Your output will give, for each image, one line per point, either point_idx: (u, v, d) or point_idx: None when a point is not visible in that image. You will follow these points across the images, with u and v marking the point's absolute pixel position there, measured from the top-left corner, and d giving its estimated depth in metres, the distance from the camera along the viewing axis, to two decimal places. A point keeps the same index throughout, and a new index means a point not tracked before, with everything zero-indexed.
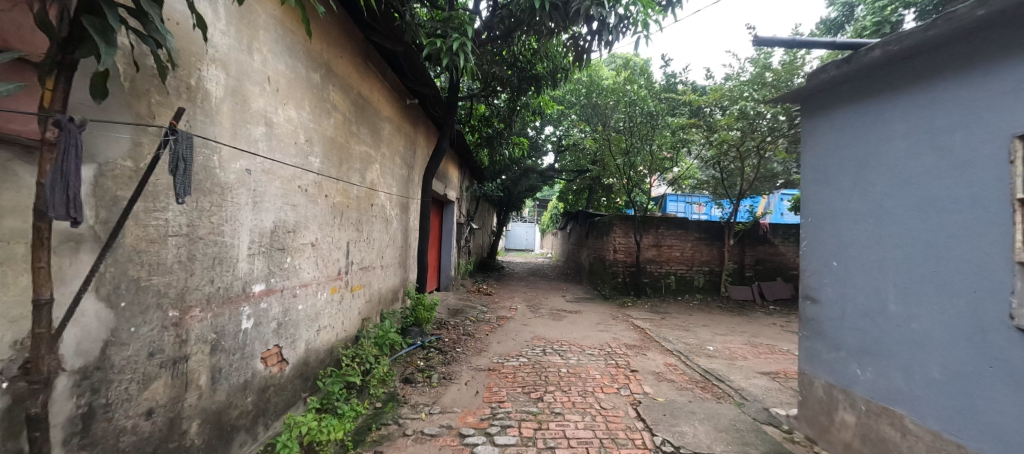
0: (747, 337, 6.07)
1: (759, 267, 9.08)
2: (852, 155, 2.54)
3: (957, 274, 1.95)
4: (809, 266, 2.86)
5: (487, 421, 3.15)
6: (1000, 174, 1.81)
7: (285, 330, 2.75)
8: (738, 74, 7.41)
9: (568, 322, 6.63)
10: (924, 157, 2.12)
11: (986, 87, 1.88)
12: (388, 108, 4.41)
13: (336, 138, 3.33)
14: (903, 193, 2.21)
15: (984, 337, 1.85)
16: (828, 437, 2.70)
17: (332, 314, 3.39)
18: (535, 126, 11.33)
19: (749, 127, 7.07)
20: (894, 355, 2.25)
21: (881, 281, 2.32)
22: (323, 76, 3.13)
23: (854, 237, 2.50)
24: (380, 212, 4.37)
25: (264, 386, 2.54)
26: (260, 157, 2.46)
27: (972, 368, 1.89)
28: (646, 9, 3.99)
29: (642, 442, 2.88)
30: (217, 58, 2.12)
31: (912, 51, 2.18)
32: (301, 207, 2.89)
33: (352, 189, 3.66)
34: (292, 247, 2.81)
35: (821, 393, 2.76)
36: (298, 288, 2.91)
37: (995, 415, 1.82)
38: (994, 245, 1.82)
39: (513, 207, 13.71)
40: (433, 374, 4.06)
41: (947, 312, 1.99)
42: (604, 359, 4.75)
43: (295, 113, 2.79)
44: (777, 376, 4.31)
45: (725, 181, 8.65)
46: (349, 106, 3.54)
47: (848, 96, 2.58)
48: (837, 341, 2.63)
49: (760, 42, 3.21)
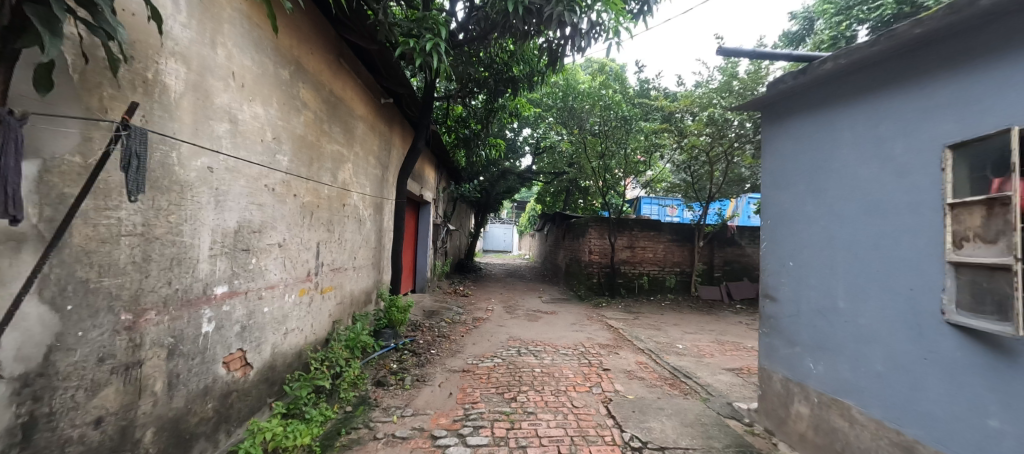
0: (714, 335, 6.30)
1: (728, 268, 9.41)
2: (808, 161, 2.68)
3: (898, 273, 2.09)
4: (768, 266, 3.01)
5: (460, 422, 3.15)
6: (934, 180, 1.95)
7: (250, 334, 2.67)
8: (707, 82, 7.67)
9: (544, 323, 6.70)
10: (871, 164, 2.26)
11: (924, 100, 2.02)
12: (362, 107, 4.34)
13: (306, 137, 3.25)
14: (852, 197, 2.35)
15: (920, 331, 1.98)
16: (784, 428, 2.84)
17: (300, 317, 3.31)
18: (512, 129, 11.39)
19: (718, 133, 7.35)
20: (844, 348, 2.39)
21: (832, 280, 2.46)
22: (293, 73, 3.06)
23: (809, 238, 2.64)
24: (353, 213, 4.29)
25: (226, 391, 2.45)
26: (223, 154, 2.38)
27: (909, 361, 2.03)
28: (617, 17, 4.09)
29: (611, 439, 2.95)
30: (177, 52, 2.05)
31: (858, 65, 2.31)
32: (267, 206, 2.81)
33: (323, 189, 3.59)
34: (257, 248, 2.72)
35: (778, 386, 2.90)
36: (264, 290, 2.82)
37: (928, 403, 1.96)
38: (928, 247, 1.95)
39: (491, 208, 13.69)
40: (406, 376, 4.02)
41: (888, 308, 2.13)
42: (578, 358, 4.82)
43: (261, 110, 2.71)
44: (741, 372, 4.50)
45: (695, 185, 8.94)
46: (320, 104, 3.46)
47: (804, 105, 2.72)
48: (793, 336, 2.77)
49: (726, 53, 3.35)
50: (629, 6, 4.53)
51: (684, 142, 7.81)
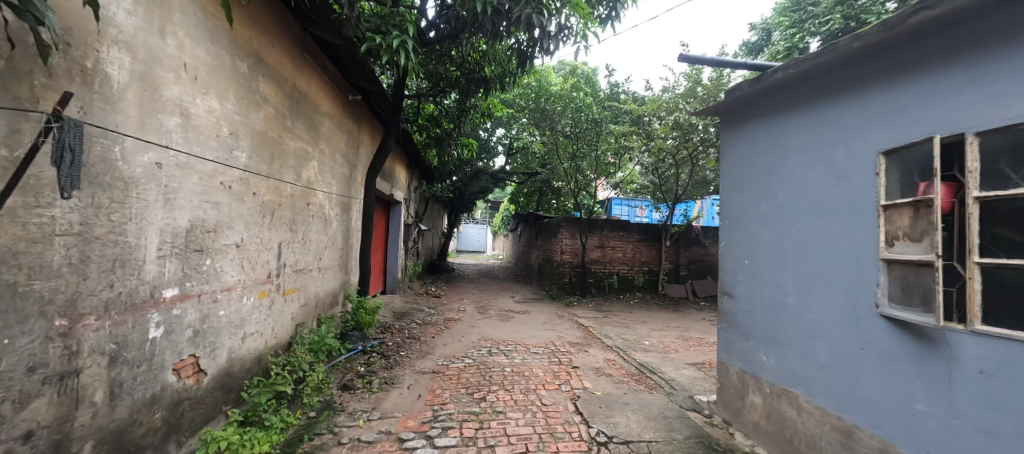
0: (679, 331, 6.52)
1: (693, 267, 9.76)
2: (761, 165, 2.83)
3: (839, 269, 2.23)
4: (726, 264, 3.15)
5: (428, 424, 3.12)
6: (870, 183, 2.10)
7: (204, 339, 2.54)
8: (673, 87, 7.95)
9: (516, 323, 6.74)
10: (816, 168, 2.41)
11: (862, 109, 2.18)
12: (328, 103, 4.21)
13: (266, 133, 3.13)
14: (800, 199, 2.50)
15: (857, 323, 2.13)
16: (740, 418, 2.98)
17: (260, 320, 3.17)
18: (485, 128, 11.39)
19: (683, 137, 7.62)
20: (793, 341, 2.53)
21: (783, 277, 2.61)
22: (253, 66, 2.94)
23: (763, 237, 2.79)
24: (318, 212, 4.16)
25: (177, 400, 2.32)
26: (173, 149, 2.25)
27: (850, 351, 2.17)
28: (584, 21, 4.16)
29: (578, 435, 2.99)
30: (121, 40, 1.94)
31: (805, 75, 2.46)
32: (223, 205, 2.68)
33: (285, 187, 3.46)
34: (212, 249, 2.59)
35: (735, 379, 3.05)
36: (220, 292, 2.69)
37: (866, 390, 2.10)
38: (865, 245, 2.10)
39: (464, 208, 13.62)
40: (374, 379, 3.94)
41: (831, 301, 2.27)
42: (548, 357, 4.87)
43: (216, 104, 2.59)
44: (703, 366, 4.68)
45: (663, 186, 9.21)
46: (282, 99, 3.34)
47: (759, 111, 2.86)
48: (748, 331, 2.91)
49: (690, 59, 3.48)
50: (596, 11, 4.63)
51: (651, 144, 8.04)
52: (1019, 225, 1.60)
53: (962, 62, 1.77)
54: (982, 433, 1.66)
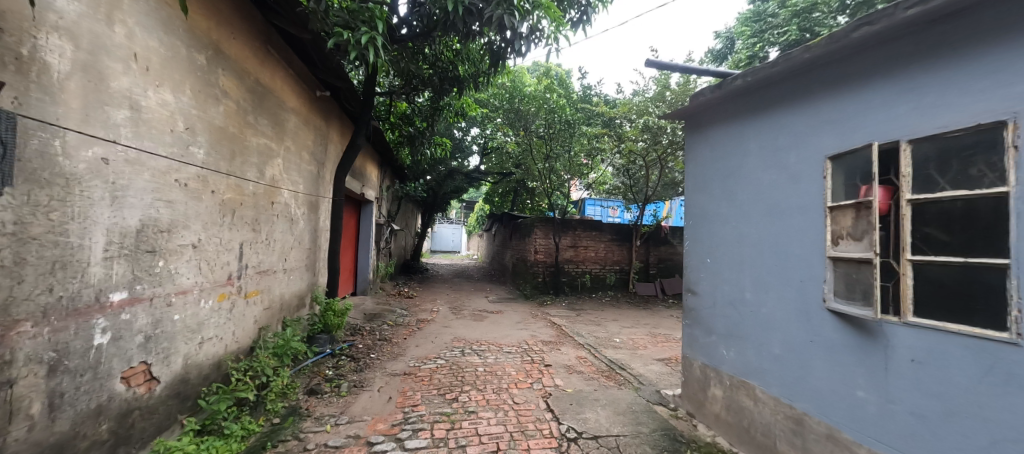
0: (649, 328, 6.71)
1: (661, 266, 10.07)
2: (722, 168, 2.95)
3: (791, 267, 2.37)
4: (690, 262, 3.27)
5: (398, 426, 3.07)
6: (818, 186, 2.24)
7: (156, 345, 2.41)
8: (643, 91, 8.16)
9: (489, 322, 6.74)
10: (771, 171, 2.54)
11: (812, 116, 2.31)
12: (294, 98, 4.08)
13: (226, 128, 2.99)
14: (757, 200, 2.63)
15: (807, 317, 2.26)
16: (702, 410, 3.10)
17: (220, 324, 3.03)
18: (459, 127, 11.33)
19: (653, 139, 7.85)
20: (750, 335, 2.66)
21: (742, 274, 2.73)
22: (211, 58, 2.80)
23: (724, 236, 2.91)
24: (283, 211, 4.02)
25: (126, 410, 2.20)
26: (122, 144, 2.13)
27: (801, 344, 2.30)
28: (555, 24, 4.20)
29: (549, 432, 3.03)
30: (62, 27, 1.82)
31: (762, 83, 2.58)
32: (178, 203, 2.55)
33: (247, 185, 3.31)
34: (165, 250, 2.46)
35: (698, 372, 3.17)
36: (174, 296, 2.56)
37: (814, 380, 2.23)
38: (814, 244, 2.24)
39: (438, 208, 13.50)
40: (343, 383, 3.84)
41: (784, 297, 2.40)
42: (521, 356, 4.90)
43: (171, 97, 2.46)
44: (670, 361, 4.84)
45: (634, 187, 9.42)
46: (243, 93, 3.20)
47: (721, 116, 2.98)
48: (710, 326, 3.04)
49: (658, 65, 3.58)
50: (568, 14, 4.69)
51: (621, 146, 8.37)
52: (945, 225, 1.74)
53: (900, 75, 1.90)
54: (914, 416, 1.81)
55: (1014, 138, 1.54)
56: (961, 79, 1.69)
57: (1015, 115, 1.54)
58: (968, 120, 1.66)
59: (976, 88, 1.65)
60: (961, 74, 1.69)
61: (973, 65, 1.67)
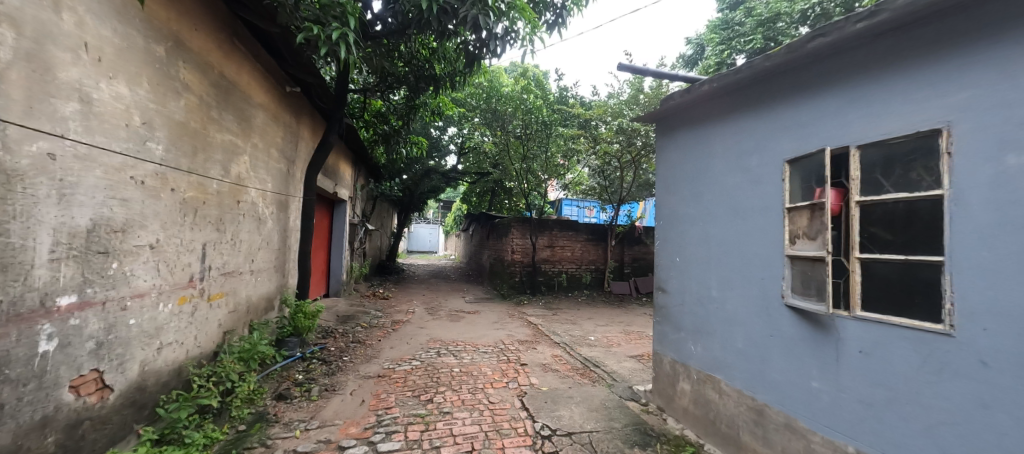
0: (623, 326, 6.85)
1: (636, 265, 10.30)
2: (691, 170, 3.05)
3: (753, 265, 2.47)
4: (661, 262, 3.36)
5: (370, 429, 3.02)
6: (777, 188, 2.35)
7: (110, 351, 2.28)
8: (618, 94, 8.35)
9: (465, 322, 6.72)
10: (736, 173, 2.64)
11: (772, 122, 2.41)
12: (262, 94, 3.94)
13: (188, 124, 2.87)
14: (722, 201, 2.73)
15: (767, 312, 2.37)
16: (672, 405, 3.19)
17: (180, 328, 2.90)
18: (436, 126, 11.23)
19: (627, 141, 8.04)
20: (716, 331, 2.76)
21: (708, 272, 2.83)
22: (171, 50, 2.68)
23: (692, 236, 3.00)
24: (250, 210, 3.88)
25: (75, 421, 2.08)
26: (70, 139, 2.02)
27: (762, 338, 2.41)
28: (530, 26, 4.22)
29: (523, 430, 3.05)
30: (2, 12, 1.72)
31: (726, 89, 2.68)
32: (135, 202, 2.43)
33: (210, 183, 3.18)
34: (120, 250, 2.34)
35: (667, 368, 3.26)
36: (130, 299, 2.43)
37: (774, 372, 2.34)
38: (773, 243, 2.34)
39: (414, 207, 13.33)
40: (313, 386, 3.74)
41: (747, 294, 2.51)
42: (496, 355, 4.91)
43: (126, 90, 2.34)
44: (643, 358, 4.95)
45: (609, 188, 9.59)
46: (207, 87, 3.08)
47: (689, 120, 3.07)
48: (679, 323, 3.13)
49: (630, 69, 3.66)
50: (543, 17, 4.73)
51: (597, 147, 8.54)
52: (889, 225, 1.86)
53: (850, 84, 2.02)
54: (861, 404, 1.92)
55: (947, 144, 1.67)
56: (902, 89, 1.81)
57: (948, 124, 1.67)
58: (907, 128, 1.79)
59: (915, 98, 1.77)
60: (903, 85, 1.82)
61: (912, 77, 1.79)
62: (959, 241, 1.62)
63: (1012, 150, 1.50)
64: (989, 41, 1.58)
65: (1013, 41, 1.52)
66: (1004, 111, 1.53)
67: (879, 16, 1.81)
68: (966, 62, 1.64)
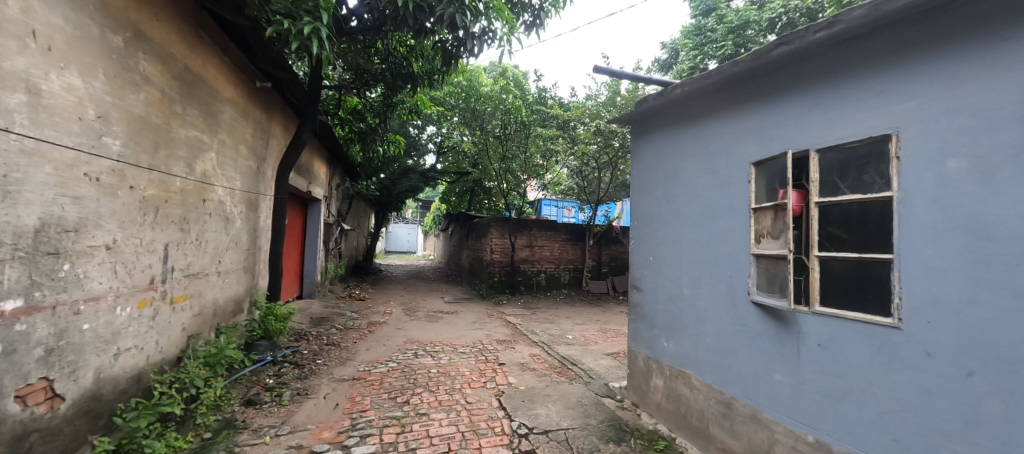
0: (600, 324, 6.94)
1: (613, 264, 10.46)
2: (664, 171, 3.12)
3: (722, 263, 2.55)
4: (635, 261, 3.42)
5: (344, 433, 2.96)
6: (743, 190, 2.43)
7: (61, 358, 2.15)
8: (596, 96, 8.50)
9: (444, 323, 6.67)
10: (705, 175, 2.72)
11: (739, 125, 2.50)
12: (230, 89, 3.80)
13: (149, 118, 2.73)
14: (693, 202, 2.81)
15: (735, 309, 2.45)
16: (646, 400, 3.26)
17: (140, 333, 2.75)
18: (414, 125, 11.09)
19: (605, 143, 8.19)
20: (687, 327, 2.83)
21: (680, 271, 2.91)
22: (130, 40, 2.55)
23: (665, 235, 3.07)
24: (217, 209, 3.73)
25: (21, 433, 1.95)
26: (15, 133, 1.90)
27: (730, 334, 2.49)
28: (508, 26, 4.22)
29: (501, 429, 3.05)
30: None
31: (697, 93, 2.76)
32: (89, 200, 2.30)
33: (173, 181, 3.04)
34: (72, 251, 2.21)
35: (642, 364, 3.33)
36: (84, 303, 2.30)
37: (741, 366, 2.42)
38: (740, 242, 2.43)
39: (391, 207, 13.12)
40: (285, 391, 3.64)
41: (716, 291, 2.59)
42: (475, 355, 4.89)
43: (79, 82, 2.22)
44: (619, 355, 5.04)
45: (587, 189, 9.72)
46: (170, 80, 2.95)
47: (663, 123, 3.14)
48: (652, 320, 3.20)
49: (607, 71, 3.71)
50: (521, 18, 4.75)
51: (575, 148, 8.66)
52: (845, 225, 1.95)
53: (810, 91, 2.11)
54: (820, 395, 2.02)
55: (896, 149, 1.77)
56: (858, 97, 1.91)
57: (897, 130, 1.77)
58: (861, 133, 1.89)
59: (868, 106, 1.87)
60: (857, 92, 1.91)
61: (866, 85, 1.88)
62: (907, 240, 1.72)
63: (952, 155, 1.61)
64: (932, 53, 1.69)
65: (954, 53, 1.63)
66: (946, 118, 1.63)
67: (836, 27, 1.90)
68: (913, 72, 1.74)
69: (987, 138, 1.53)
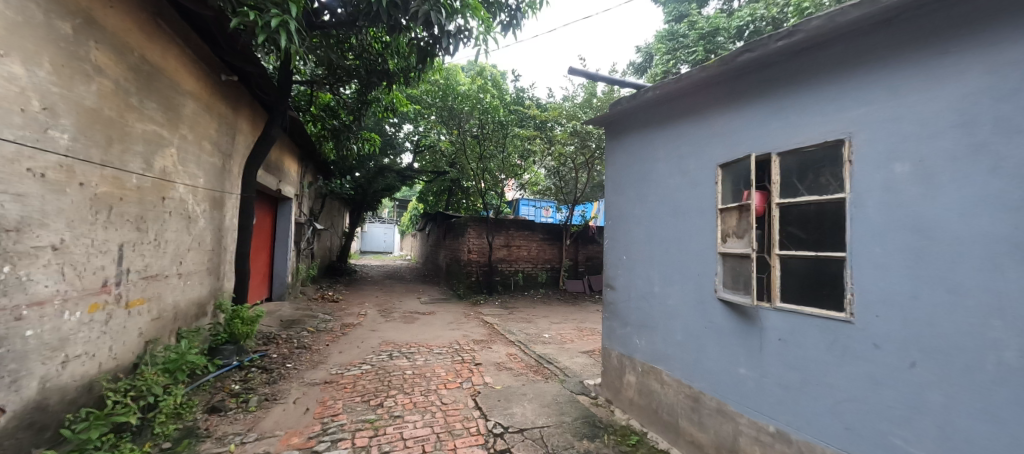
0: (576, 323, 7.03)
1: (589, 263, 10.61)
2: (636, 172, 3.18)
3: (690, 261, 2.62)
4: (609, 260, 3.48)
5: (315, 439, 2.87)
6: (711, 190, 2.51)
7: (3, 366, 2.02)
8: (573, 97, 8.59)
9: (420, 324, 6.59)
10: (675, 176, 2.80)
11: (707, 128, 2.57)
12: (192, 82, 3.62)
13: (102, 111, 2.59)
14: (664, 202, 2.88)
15: (703, 306, 2.52)
16: (619, 397, 3.32)
17: (92, 339, 2.59)
18: (390, 123, 10.90)
19: (582, 144, 8.31)
20: (658, 324, 2.90)
21: (651, 270, 2.97)
22: (80, 28, 2.40)
23: (637, 235, 3.13)
24: (178, 208, 3.56)
25: None
26: None
27: (698, 330, 2.56)
28: (484, 25, 4.20)
29: (476, 429, 3.04)
30: None
31: (668, 96, 2.82)
32: (33, 197, 2.16)
33: (129, 177, 2.88)
34: (14, 252, 2.07)
35: (615, 361, 3.38)
36: (28, 307, 2.16)
37: (708, 361, 2.49)
38: (708, 241, 2.51)
39: (366, 207, 12.85)
40: (252, 397, 3.50)
41: (685, 288, 2.66)
42: (451, 356, 4.85)
43: (21, 71, 2.08)
44: (594, 353, 5.11)
45: (564, 189, 9.81)
46: (127, 71, 2.79)
47: (635, 125, 3.20)
48: (625, 318, 3.26)
49: (582, 73, 3.75)
50: (498, 17, 4.74)
51: (552, 149, 8.73)
52: (803, 225, 2.04)
53: (772, 97, 2.19)
54: (780, 387, 2.10)
55: (849, 153, 1.87)
56: (815, 102, 2.00)
57: (849, 135, 1.87)
58: (818, 138, 1.98)
59: (824, 112, 1.96)
60: (815, 98, 2.00)
61: (824, 92, 1.97)
62: (858, 239, 1.81)
63: (898, 160, 1.71)
64: (881, 63, 1.79)
65: (901, 64, 1.72)
66: (892, 125, 1.73)
67: (796, 36, 1.98)
68: (865, 81, 1.83)
69: (928, 145, 1.63)
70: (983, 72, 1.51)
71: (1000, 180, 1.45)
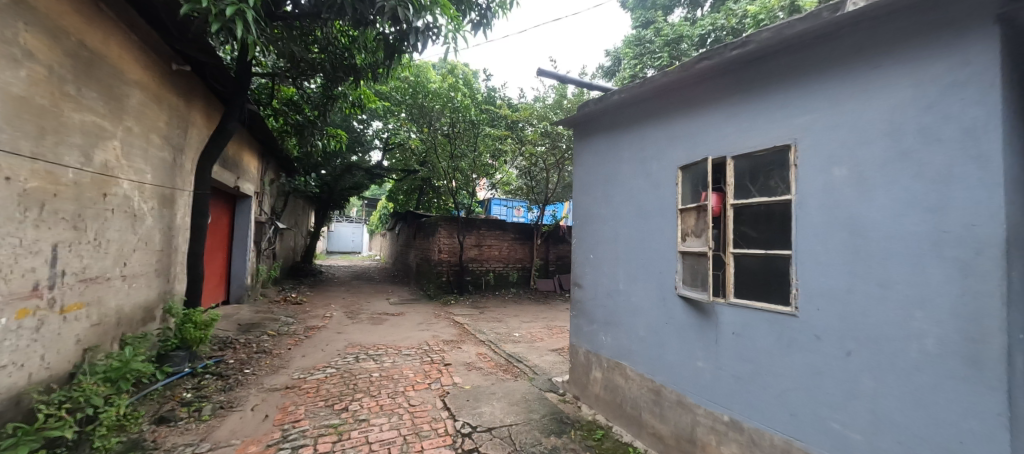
0: (547, 322, 7.10)
1: (559, 263, 10.74)
2: (603, 173, 3.25)
3: (653, 260, 2.70)
4: (576, 258, 3.53)
5: (274, 446, 2.76)
6: (672, 191, 2.60)
7: None
8: (544, 97, 8.65)
9: (389, 325, 6.45)
10: (639, 177, 2.88)
11: (669, 132, 2.66)
12: (138, 70, 3.39)
13: (32, 100, 2.38)
14: (629, 202, 2.95)
15: (664, 302, 2.61)
16: (586, 393, 3.38)
17: (19, 347, 2.38)
18: (357, 119, 10.61)
19: (552, 145, 8.47)
20: (622, 321, 2.98)
21: (617, 268, 3.04)
22: (5, 7, 2.21)
23: (604, 234, 3.20)
24: (122, 204, 3.32)
25: None
26: None
27: (659, 326, 2.64)
28: (454, 23, 4.15)
29: (444, 430, 3.01)
30: None
31: (633, 100, 2.89)
32: None
33: (64, 172, 2.66)
34: None
35: (582, 358, 3.44)
36: None
37: (669, 356, 2.58)
38: (669, 240, 2.59)
39: (333, 205, 12.45)
40: (205, 405, 3.31)
41: (648, 285, 2.74)
42: (420, 357, 4.78)
43: None
44: (563, 351, 5.18)
45: (535, 189, 9.87)
46: (62, 57, 2.58)
47: (603, 126, 3.26)
48: (592, 316, 3.32)
49: (552, 74, 3.77)
50: (468, 16, 4.70)
51: (523, 149, 8.77)
52: (755, 224, 2.15)
53: (729, 102, 2.29)
54: (734, 378, 2.21)
55: (795, 158, 1.99)
56: (766, 109, 2.11)
57: (795, 140, 1.99)
58: (768, 142, 2.10)
59: (774, 118, 2.08)
60: (766, 105, 2.11)
61: (774, 100, 2.08)
62: (803, 237, 1.93)
63: (837, 164, 1.83)
64: (823, 74, 1.91)
65: (840, 75, 1.85)
66: (832, 132, 1.86)
67: (748, 46, 2.09)
68: (810, 90, 1.94)
69: (863, 151, 1.76)
70: (909, 85, 1.64)
71: (922, 183, 1.58)
